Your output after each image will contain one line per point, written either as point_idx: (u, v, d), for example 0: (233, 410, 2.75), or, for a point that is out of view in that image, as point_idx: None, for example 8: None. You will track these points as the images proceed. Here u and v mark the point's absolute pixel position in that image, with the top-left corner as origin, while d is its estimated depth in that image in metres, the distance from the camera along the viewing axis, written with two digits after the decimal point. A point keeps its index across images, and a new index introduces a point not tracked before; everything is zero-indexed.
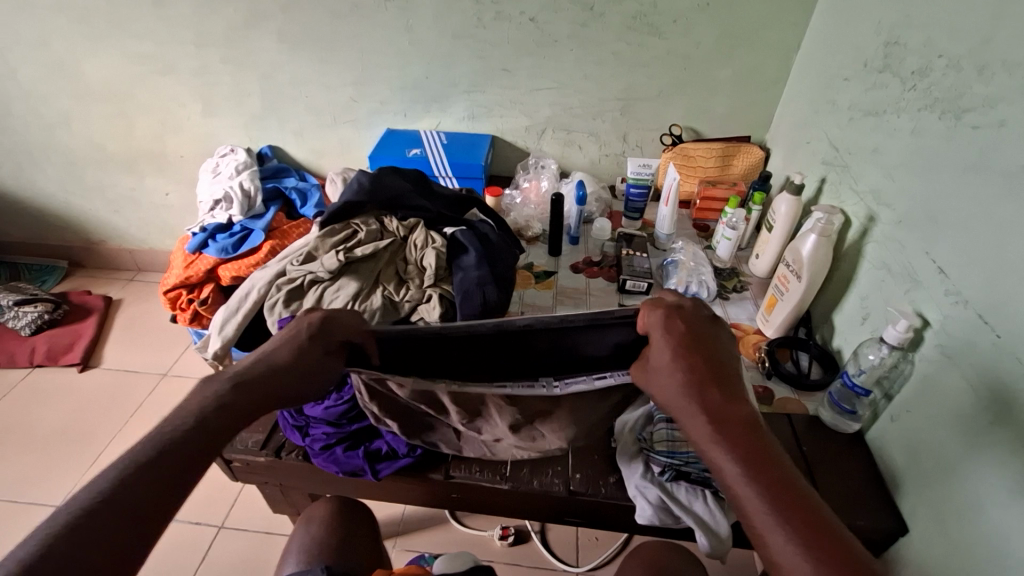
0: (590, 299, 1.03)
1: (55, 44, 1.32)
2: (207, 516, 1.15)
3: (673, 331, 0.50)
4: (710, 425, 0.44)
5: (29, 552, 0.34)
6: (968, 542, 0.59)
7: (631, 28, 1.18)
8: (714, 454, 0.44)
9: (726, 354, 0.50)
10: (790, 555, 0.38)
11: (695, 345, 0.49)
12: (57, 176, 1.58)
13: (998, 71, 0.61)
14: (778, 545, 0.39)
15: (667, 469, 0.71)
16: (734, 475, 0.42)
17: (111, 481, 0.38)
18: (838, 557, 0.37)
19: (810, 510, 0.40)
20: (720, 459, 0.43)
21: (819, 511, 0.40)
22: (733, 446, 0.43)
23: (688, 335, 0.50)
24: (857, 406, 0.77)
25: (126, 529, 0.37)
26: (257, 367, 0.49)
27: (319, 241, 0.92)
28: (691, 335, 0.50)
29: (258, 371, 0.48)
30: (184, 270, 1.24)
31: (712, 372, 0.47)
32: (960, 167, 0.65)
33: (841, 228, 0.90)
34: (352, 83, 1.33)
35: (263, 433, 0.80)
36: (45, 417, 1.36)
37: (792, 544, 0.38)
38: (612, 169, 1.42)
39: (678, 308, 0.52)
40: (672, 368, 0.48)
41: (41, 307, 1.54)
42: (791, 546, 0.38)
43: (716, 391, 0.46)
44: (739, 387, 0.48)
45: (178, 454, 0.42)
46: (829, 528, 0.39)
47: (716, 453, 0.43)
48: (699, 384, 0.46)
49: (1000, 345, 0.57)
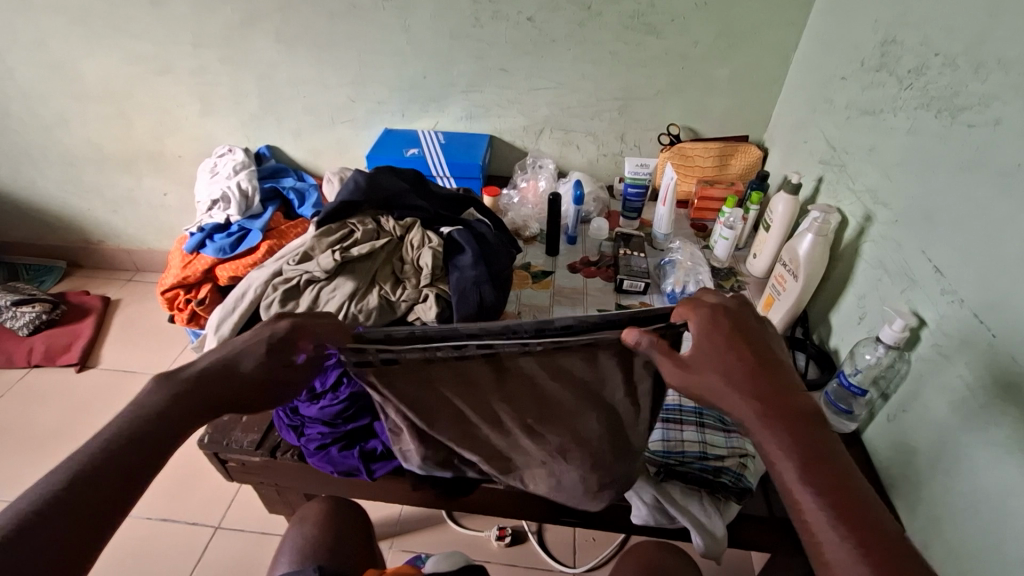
0: (587, 299, 1.03)
1: (53, 45, 1.32)
2: (204, 517, 1.15)
3: (719, 326, 0.51)
4: (761, 421, 0.46)
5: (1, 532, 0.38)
6: (965, 543, 0.59)
7: (628, 28, 1.18)
8: (770, 450, 0.45)
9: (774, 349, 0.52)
10: (845, 554, 0.39)
11: (744, 341, 0.50)
12: (55, 176, 1.58)
13: (993, 69, 0.61)
14: (832, 543, 0.40)
15: (662, 469, 0.71)
16: (790, 473, 0.44)
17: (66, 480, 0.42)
18: (892, 556, 0.39)
19: (859, 502, 0.42)
20: (770, 447, 0.45)
21: (867, 504, 0.42)
22: (786, 442, 0.45)
23: (733, 332, 0.51)
24: (853, 406, 0.77)
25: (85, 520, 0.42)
26: (234, 369, 0.54)
27: (316, 241, 0.92)
28: (734, 331, 0.51)
29: (237, 374, 0.54)
30: (181, 270, 1.24)
31: (760, 368, 0.49)
32: (956, 166, 0.65)
33: (838, 227, 0.89)
34: (349, 83, 1.33)
35: (258, 433, 0.80)
36: (42, 417, 1.36)
37: (848, 543, 0.40)
38: (610, 168, 1.42)
39: (718, 304, 0.53)
40: (715, 364, 0.50)
41: (39, 308, 1.54)
42: (847, 545, 0.40)
43: (765, 387, 0.48)
44: (789, 380, 0.49)
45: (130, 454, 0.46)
46: (879, 521, 0.41)
47: (773, 451, 0.45)
48: (745, 381, 0.48)
49: (996, 345, 0.57)
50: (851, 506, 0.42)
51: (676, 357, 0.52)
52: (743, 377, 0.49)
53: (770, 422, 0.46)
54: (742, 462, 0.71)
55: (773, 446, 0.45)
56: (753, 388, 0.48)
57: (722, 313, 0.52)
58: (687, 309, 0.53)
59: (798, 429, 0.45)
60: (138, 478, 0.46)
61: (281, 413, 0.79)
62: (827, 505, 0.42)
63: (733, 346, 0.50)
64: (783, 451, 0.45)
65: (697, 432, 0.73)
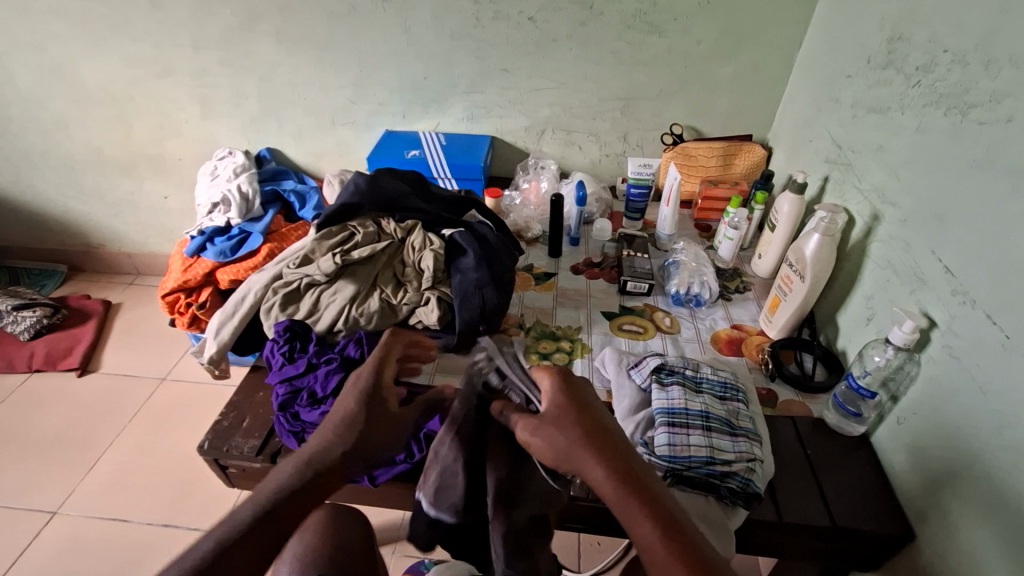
0: (591, 300, 1.02)
1: (52, 48, 1.32)
2: (206, 523, 1.17)
3: (560, 393, 0.59)
4: (624, 497, 0.49)
5: (220, 537, 0.44)
6: (987, 550, 0.57)
7: (631, 27, 1.17)
8: (605, 479, 0.50)
9: (601, 419, 0.57)
10: (651, 538, 0.46)
11: (581, 415, 0.57)
12: (55, 180, 1.58)
13: (1005, 65, 0.59)
14: (640, 526, 0.47)
15: (669, 474, 0.67)
16: (622, 500, 0.49)
17: (248, 512, 0.46)
18: (692, 552, 0.45)
19: (663, 507, 0.48)
20: (623, 504, 0.48)
21: (678, 517, 0.48)
22: (638, 503, 0.48)
23: (578, 400, 0.59)
24: (861, 409, 0.75)
25: (266, 545, 0.45)
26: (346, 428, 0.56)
27: (316, 244, 0.90)
28: (579, 395, 0.60)
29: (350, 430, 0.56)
30: (182, 274, 1.23)
31: (602, 435, 0.54)
32: (966, 164, 0.64)
33: (845, 227, 0.88)
34: (350, 84, 1.32)
35: (259, 438, 0.78)
36: (43, 423, 1.35)
37: (651, 526, 0.46)
38: (613, 169, 1.40)
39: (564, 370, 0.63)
40: (561, 429, 0.56)
41: (39, 312, 1.53)
42: (652, 532, 0.46)
43: (616, 457, 0.52)
44: (627, 458, 0.52)
45: (286, 509, 0.47)
46: (687, 523, 0.48)
47: (603, 477, 0.50)
48: (593, 442, 0.53)
49: (1010, 347, 0.56)
50: (691, 561, 0.44)
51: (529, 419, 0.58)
52: (589, 437, 0.54)
53: (614, 479, 0.50)
54: (750, 467, 0.67)
55: (630, 508, 0.48)
56: (599, 443, 0.53)
57: (566, 383, 0.61)
58: (544, 372, 0.63)
59: (642, 490, 0.49)
60: (280, 533, 0.46)
61: (281, 417, 0.76)
62: (651, 517, 0.47)
63: (583, 416, 0.57)
64: (634, 505, 0.48)
65: (704, 436, 0.69)
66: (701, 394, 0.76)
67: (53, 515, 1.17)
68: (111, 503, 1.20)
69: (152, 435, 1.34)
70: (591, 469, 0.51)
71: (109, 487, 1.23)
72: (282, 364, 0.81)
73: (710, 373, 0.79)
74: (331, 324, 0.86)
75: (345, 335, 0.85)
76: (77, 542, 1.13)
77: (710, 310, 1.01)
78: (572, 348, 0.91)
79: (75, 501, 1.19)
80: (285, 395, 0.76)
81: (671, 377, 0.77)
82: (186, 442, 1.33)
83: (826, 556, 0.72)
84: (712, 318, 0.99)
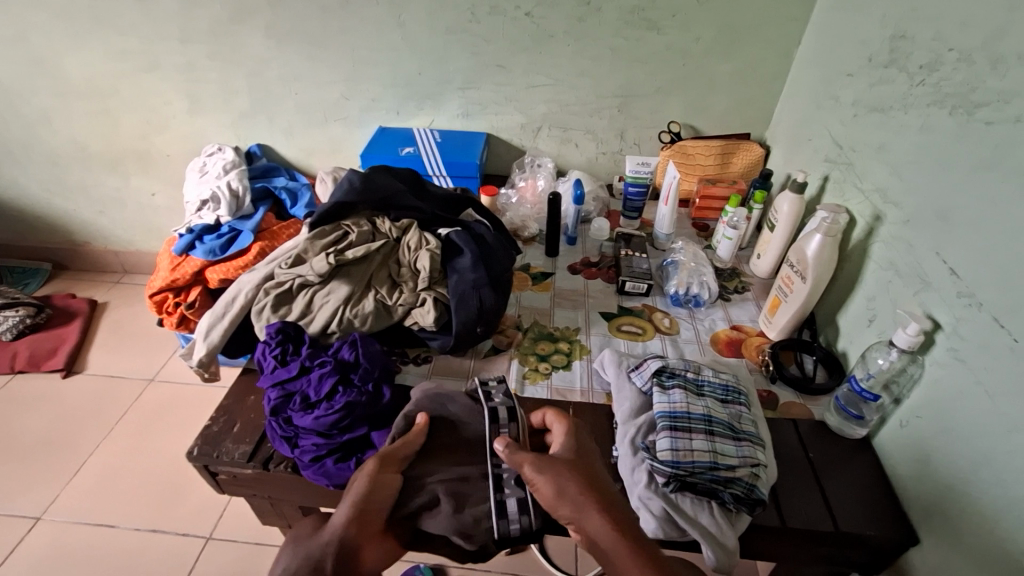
0: (589, 301, 1.00)
1: (34, 40, 1.28)
2: (195, 527, 1.15)
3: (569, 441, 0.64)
4: (624, 550, 0.54)
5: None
6: (992, 556, 0.56)
7: (629, 23, 1.16)
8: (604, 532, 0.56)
9: (597, 471, 0.62)
10: None
11: (583, 469, 0.61)
12: (39, 175, 1.54)
13: (1014, 65, 0.58)
14: None
15: (672, 480, 0.66)
16: (621, 555, 0.54)
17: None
18: None
19: (654, 561, 0.54)
20: (620, 557, 0.54)
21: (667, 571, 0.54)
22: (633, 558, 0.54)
23: (583, 453, 0.63)
24: (864, 411, 0.74)
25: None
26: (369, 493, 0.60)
27: (308, 244, 0.88)
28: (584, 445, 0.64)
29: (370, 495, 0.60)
30: (170, 272, 1.20)
31: (607, 490, 0.59)
32: (972, 165, 0.63)
33: (846, 227, 0.87)
34: (342, 80, 1.29)
35: (251, 444, 0.75)
36: (27, 425, 1.32)
37: None
38: (610, 167, 1.39)
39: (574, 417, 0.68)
40: (568, 474, 0.60)
41: (22, 312, 1.49)
42: None
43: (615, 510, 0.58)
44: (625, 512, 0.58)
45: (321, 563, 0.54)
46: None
47: (604, 529, 0.56)
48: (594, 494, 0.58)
49: (1018, 350, 0.55)
50: None
51: (535, 462, 0.61)
52: (592, 489, 0.59)
53: (621, 533, 0.55)
54: (753, 472, 0.67)
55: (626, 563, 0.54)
56: (599, 496, 0.58)
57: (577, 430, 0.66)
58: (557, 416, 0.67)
59: (639, 545, 0.55)
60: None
61: (273, 423, 0.74)
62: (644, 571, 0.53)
63: (586, 466, 0.62)
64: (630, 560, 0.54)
65: (706, 440, 0.68)
66: (702, 397, 0.74)
67: (36, 521, 1.14)
68: (99, 507, 1.17)
69: (140, 438, 1.31)
70: (593, 520, 0.56)
71: (97, 490, 1.20)
72: (274, 368, 0.78)
73: (711, 376, 0.78)
74: (324, 326, 0.83)
75: (340, 337, 0.83)
76: (66, 548, 1.10)
77: (709, 310, 1.00)
78: (570, 350, 0.89)
79: (60, 506, 1.17)
80: (277, 399, 0.75)
81: (672, 380, 0.76)
82: (176, 445, 1.30)
83: (827, 560, 0.71)
84: (712, 319, 0.98)
